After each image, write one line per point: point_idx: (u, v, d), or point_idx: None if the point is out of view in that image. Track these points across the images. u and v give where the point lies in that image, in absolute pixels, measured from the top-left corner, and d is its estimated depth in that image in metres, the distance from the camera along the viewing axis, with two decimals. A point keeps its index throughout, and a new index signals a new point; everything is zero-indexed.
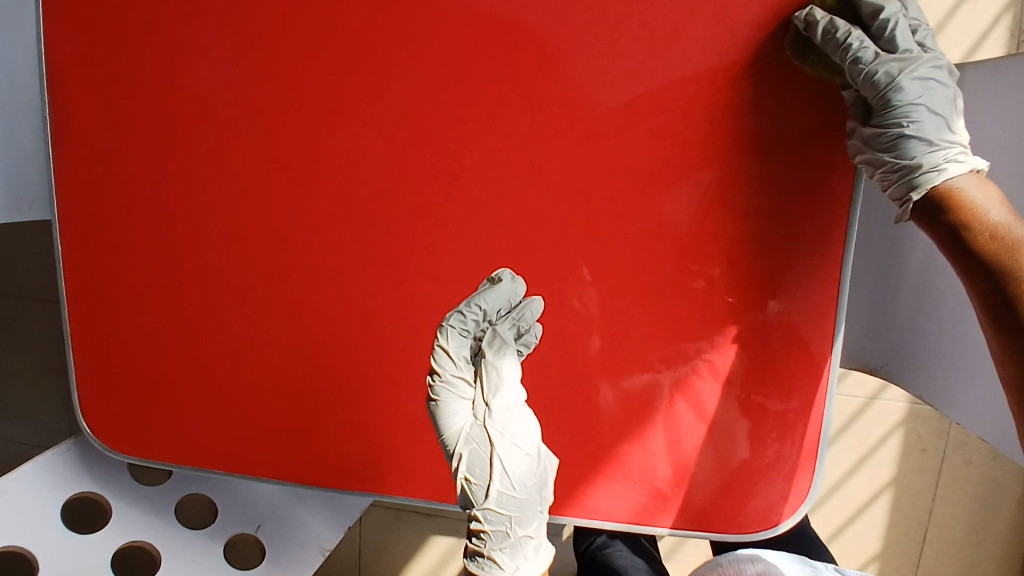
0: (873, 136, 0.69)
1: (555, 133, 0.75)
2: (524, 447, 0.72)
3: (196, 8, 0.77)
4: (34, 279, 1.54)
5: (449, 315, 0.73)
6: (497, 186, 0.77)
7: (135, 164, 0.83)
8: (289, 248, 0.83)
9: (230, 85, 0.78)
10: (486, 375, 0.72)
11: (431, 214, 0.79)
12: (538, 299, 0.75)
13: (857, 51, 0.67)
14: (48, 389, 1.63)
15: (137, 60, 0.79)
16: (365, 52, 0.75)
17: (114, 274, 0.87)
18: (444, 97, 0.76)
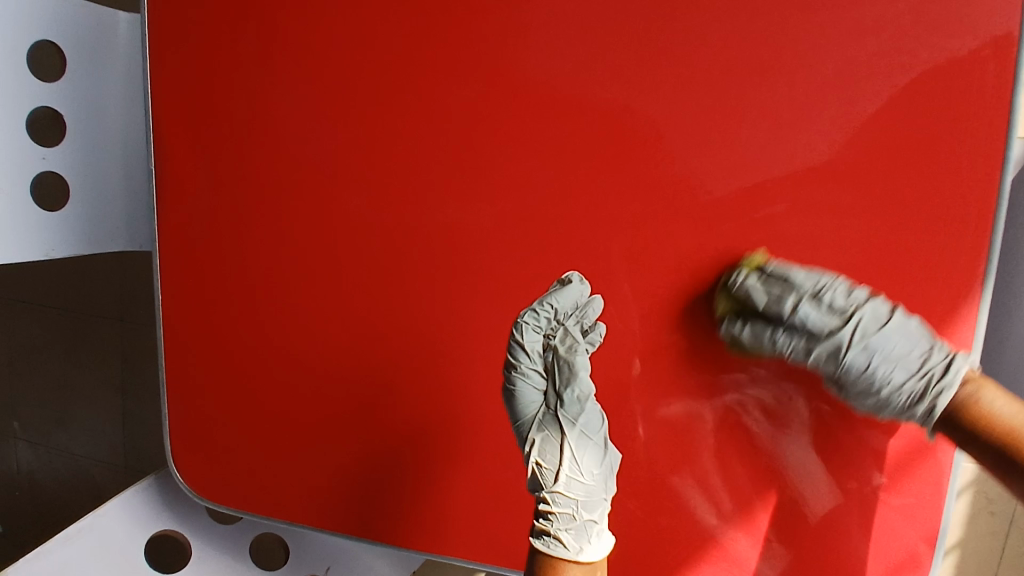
0: (824, 372, 0.74)
1: (658, 150, 0.74)
2: (592, 437, 0.76)
3: (293, 78, 0.84)
4: (102, 298, 1.72)
5: (523, 315, 0.76)
6: (598, 202, 0.77)
7: (237, 218, 0.90)
8: (391, 253, 0.85)
9: (325, 149, 0.85)
10: (559, 368, 0.76)
11: (531, 225, 0.80)
12: (601, 299, 0.78)
13: (783, 329, 0.73)
14: (112, 401, 1.79)
15: (241, 125, 0.88)
16: (469, 63, 0.78)
17: (212, 319, 0.94)
18: (545, 108, 0.76)
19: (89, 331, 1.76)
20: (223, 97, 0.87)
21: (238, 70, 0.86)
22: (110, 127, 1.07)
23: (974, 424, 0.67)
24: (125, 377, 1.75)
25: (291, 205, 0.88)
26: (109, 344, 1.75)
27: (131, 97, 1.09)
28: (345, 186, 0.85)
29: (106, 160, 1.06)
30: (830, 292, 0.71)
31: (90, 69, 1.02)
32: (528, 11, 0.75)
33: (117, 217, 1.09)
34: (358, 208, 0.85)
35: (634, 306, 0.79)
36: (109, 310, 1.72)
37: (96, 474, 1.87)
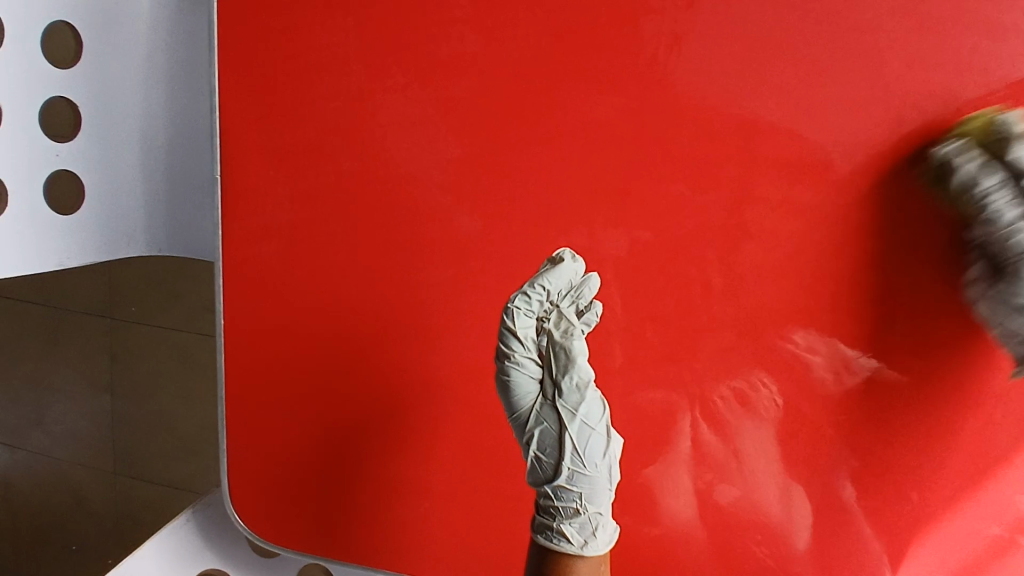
0: (988, 251, 0.59)
1: (915, 84, 0.60)
2: (592, 426, 0.64)
3: (402, 72, 0.66)
4: (87, 291, 1.54)
5: (512, 299, 0.64)
6: (826, 149, 0.62)
7: (316, 244, 0.72)
8: (544, 211, 0.67)
9: (438, 165, 0.67)
10: (554, 356, 0.64)
11: (738, 176, 0.64)
12: (599, 276, 0.65)
13: (1010, 190, 0.56)
14: (95, 407, 1.60)
15: (327, 129, 0.69)
16: (654, 36, 0.62)
17: (282, 361, 0.77)
18: (767, 37, 0.61)
19: (71, 324, 1.57)
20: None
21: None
22: (130, 102, 0.82)
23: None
24: (111, 380, 1.57)
25: (411, 140, 0.67)
26: (94, 341, 1.56)
27: (178, 76, 0.82)
28: (495, 115, 0.66)
29: (126, 140, 0.83)
30: None
31: (109, 27, 0.79)
32: (726, 12, 0.61)
33: (135, 215, 0.86)
34: (509, 145, 0.66)
35: (857, 284, 0.64)
36: (95, 304, 1.54)
37: (72, 474, 1.65)
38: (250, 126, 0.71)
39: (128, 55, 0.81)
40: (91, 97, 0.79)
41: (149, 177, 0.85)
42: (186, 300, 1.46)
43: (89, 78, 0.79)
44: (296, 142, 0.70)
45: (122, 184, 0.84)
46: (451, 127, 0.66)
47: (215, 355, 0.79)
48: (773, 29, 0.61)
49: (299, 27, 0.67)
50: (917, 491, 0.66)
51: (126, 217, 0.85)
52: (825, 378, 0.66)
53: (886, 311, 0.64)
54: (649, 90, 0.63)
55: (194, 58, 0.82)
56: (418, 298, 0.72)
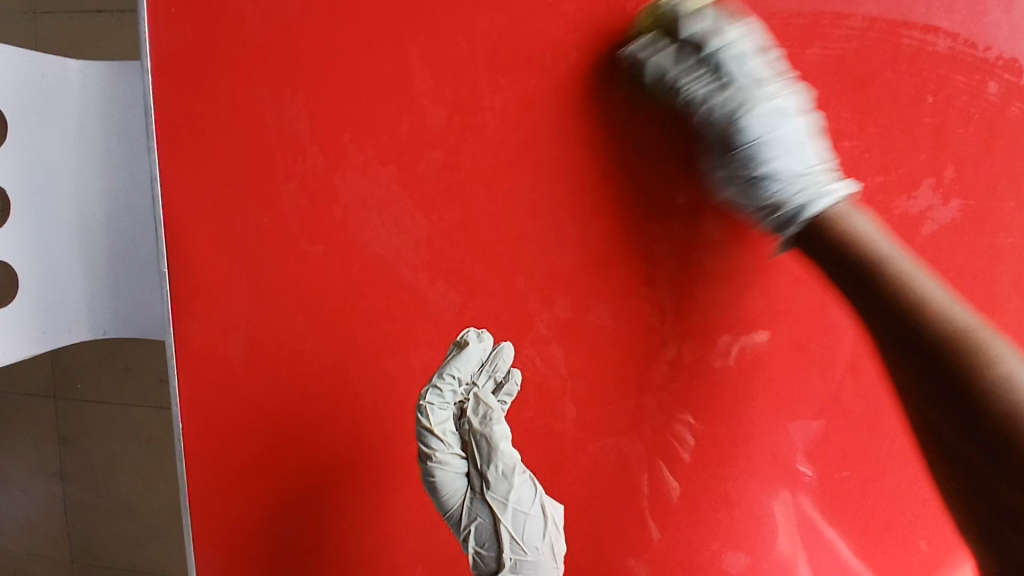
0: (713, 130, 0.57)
1: (892, 137, 0.59)
2: (798, 142, 0.56)
3: (363, 150, 0.62)
4: (28, 374, 1.43)
5: (424, 395, 0.60)
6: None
7: (280, 334, 0.67)
8: (526, 286, 0.63)
9: (409, 244, 0.63)
10: (476, 446, 0.60)
11: (724, 235, 0.61)
12: (510, 346, 0.62)
13: (691, 69, 0.56)
14: (44, 495, 1.48)
15: (285, 213, 0.64)
16: (625, 101, 0.60)
17: (247, 463, 0.70)
18: None
19: (13, 408, 1.45)
20: (277, 65, 0.62)
21: (297, 26, 0.61)
22: (65, 179, 0.75)
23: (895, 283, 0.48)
24: (60, 466, 1.46)
25: (378, 218, 0.63)
26: (41, 424, 1.45)
27: (116, 149, 0.76)
28: (465, 190, 0.62)
29: (64, 219, 0.76)
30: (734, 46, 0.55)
31: (36, 102, 0.72)
32: (697, 72, 0.59)
33: (77, 299, 0.78)
34: (484, 219, 0.62)
35: (854, 338, 0.62)
36: (38, 385, 1.43)
37: (29, 567, 1.53)
38: (199, 213, 0.65)
39: (58, 131, 0.74)
40: (17, 177, 0.72)
41: (92, 257, 0.78)
42: (137, 374, 1.38)
43: (18, 156, 0.72)
44: (252, 228, 0.65)
45: (62, 268, 0.76)
46: (421, 204, 0.63)
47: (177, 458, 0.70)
48: None
49: (251, 108, 0.63)
50: (926, 539, 0.65)
51: (68, 300, 0.77)
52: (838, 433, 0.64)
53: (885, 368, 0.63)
54: (624, 156, 0.61)
55: (127, 129, 0.75)
56: (397, 385, 0.66)
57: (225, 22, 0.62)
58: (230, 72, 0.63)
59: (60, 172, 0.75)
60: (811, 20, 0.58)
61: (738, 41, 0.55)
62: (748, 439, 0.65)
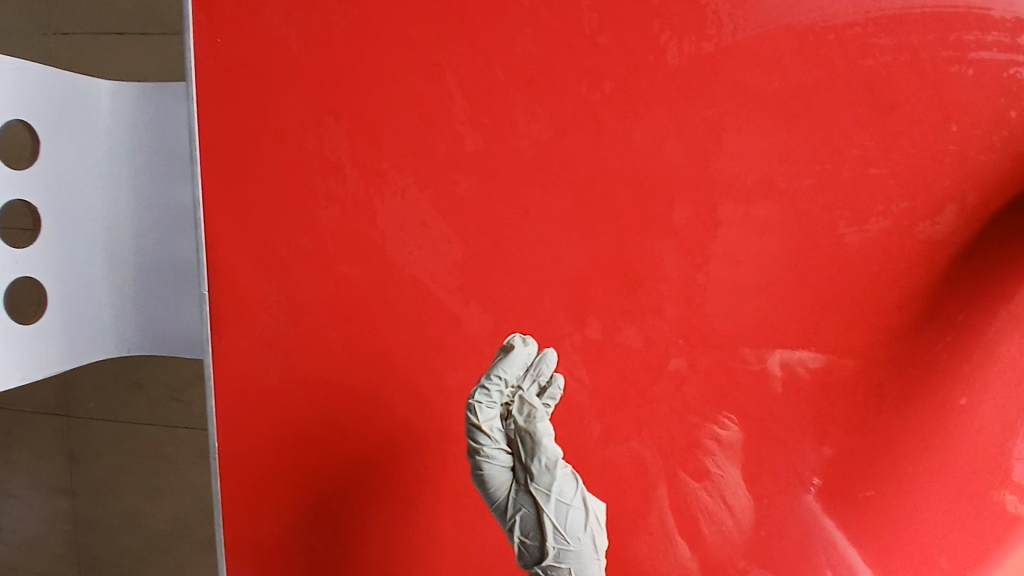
0: None
1: (918, 163, 0.61)
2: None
3: (400, 174, 0.64)
4: (43, 390, 1.44)
5: (472, 393, 0.60)
6: (835, 226, 0.62)
7: (315, 352, 0.68)
8: (558, 306, 0.65)
9: (443, 265, 0.65)
10: (521, 442, 0.60)
11: (751, 257, 0.63)
12: (554, 349, 0.62)
13: None
14: (54, 512, 1.48)
15: (322, 234, 0.66)
16: (656, 128, 0.62)
17: (280, 479, 0.71)
18: (768, 123, 0.61)
19: (23, 426, 1.45)
20: (319, 92, 0.64)
21: (340, 54, 0.63)
22: (95, 197, 0.77)
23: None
24: (72, 483, 1.46)
25: (414, 239, 0.65)
26: (52, 441, 1.45)
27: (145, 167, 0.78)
28: (499, 213, 0.64)
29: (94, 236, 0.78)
30: None
31: (67, 123, 0.74)
32: (727, 101, 0.61)
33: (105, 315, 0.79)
34: (518, 242, 0.64)
35: (879, 358, 0.63)
36: (51, 402, 1.44)
37: None
38: (238, 233, 0.67)
39: (90, 151, 0.76)
40: (50, 197, 0.73)
41: (123, 273, 0.80)
42: (151, 390, 1.39)
43: (52, 177, 0.73)
44: (289, 248, 0.66)
45: (92, 285, 0.78)
46: (457, 227, 0.64)
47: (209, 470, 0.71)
48: (774, 112, 0.61)
49: (291, 132, 0.65)
50: (946, 556, 0.66)
51: (93, 317, 0.78)
52: (860, 451, 0.65)
53: (908, 386, 0.64)
54: (655, 181, 0.62)
55: (160, 148, 0.78)
56: (429, 403, 0.68)
57: (269, 49, 0.64)
58: (272, 97, 0.64)
59: (90, 193, 0.77)
60: (837, 51, 0.61)
61: None
62: (773, 456, 0.66)
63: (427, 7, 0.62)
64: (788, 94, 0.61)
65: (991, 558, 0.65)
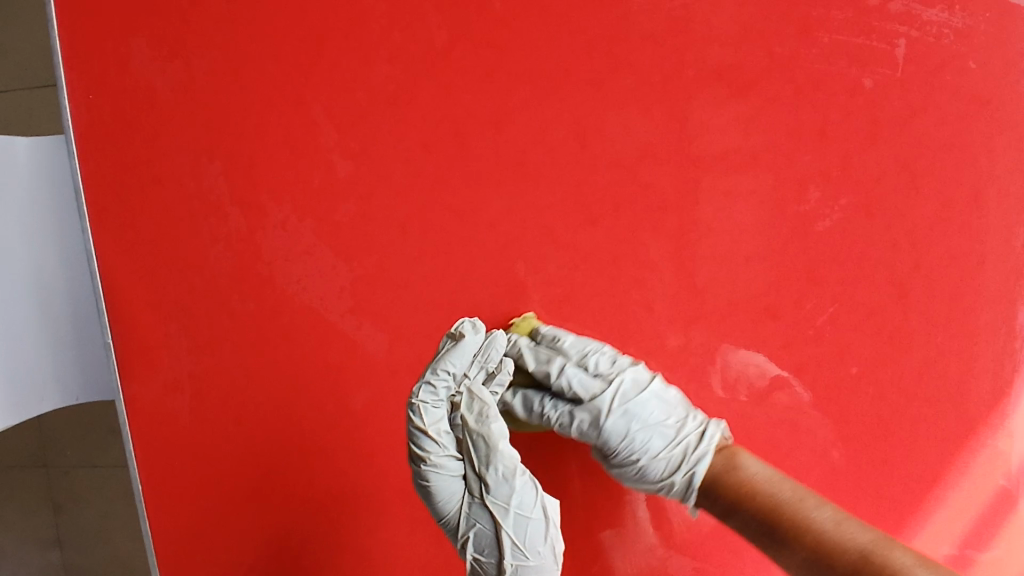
0: (467, 464, 0.60)
1: (778, 142, 0.62)
2: (648, 424, 0.60)
3: (281, 207, 0.65)
4: (18, 444, 1.43)
5: (419, 394, 0.59)
6: (709, 211, 0.64)
7: (223, 388, 0.69)
8: (450, 320, 0.66)
9: (334, 290, 0.66)
10: (473, 448, 0.60)
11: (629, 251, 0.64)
12: (502, 334, 0.62)
13: (443, 454, 0.60)
14: (43, 563, 1.48)
15: (215, 273, 0.67)
16: (520, 136, 0.63)
17: (207, 515, 0.72)
18: (629, 119, 0.62)
19: (5, 480, 1.45)
20: (193, 135, 0.65)
21: (206, 96, 0.64)
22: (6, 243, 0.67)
23: (749, 497, 0.56)
24: (58, 532, 1.46)
25: (302, 269, 0.66)
26: (34, 494, 1.45)
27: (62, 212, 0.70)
28: (380, 234, 0.65)
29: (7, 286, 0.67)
30: (489, 419, 0.60)
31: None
32: (586, 102, 0.62)
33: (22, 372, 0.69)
34: (403, 260, 0.65)
35: (764, 335, 0.65)
36: (28, 457, 1.43)
37: None
38: (135, 280, 0.68)
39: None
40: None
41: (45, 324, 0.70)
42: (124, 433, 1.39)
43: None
44: (185, 290, 0.68)
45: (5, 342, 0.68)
46: (341, 251, 0.65)
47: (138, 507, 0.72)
48: (633, 107, 0.62)
49: (170, 176, 0.66)
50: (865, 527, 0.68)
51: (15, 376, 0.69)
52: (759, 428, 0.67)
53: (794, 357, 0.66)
54: (527, 187, 0.64)
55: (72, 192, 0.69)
56: (340, 426, 0.69)
57: (140, 98, 0.65)
58: (149, 144, 0.66)
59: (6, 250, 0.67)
60: (688, 38, 0.61)
61: (498, 451, 0.59)
62: None
63: (282, 40, 0.63)
64: (644, 87, 0.62)
65: (902, 514, 0.68)
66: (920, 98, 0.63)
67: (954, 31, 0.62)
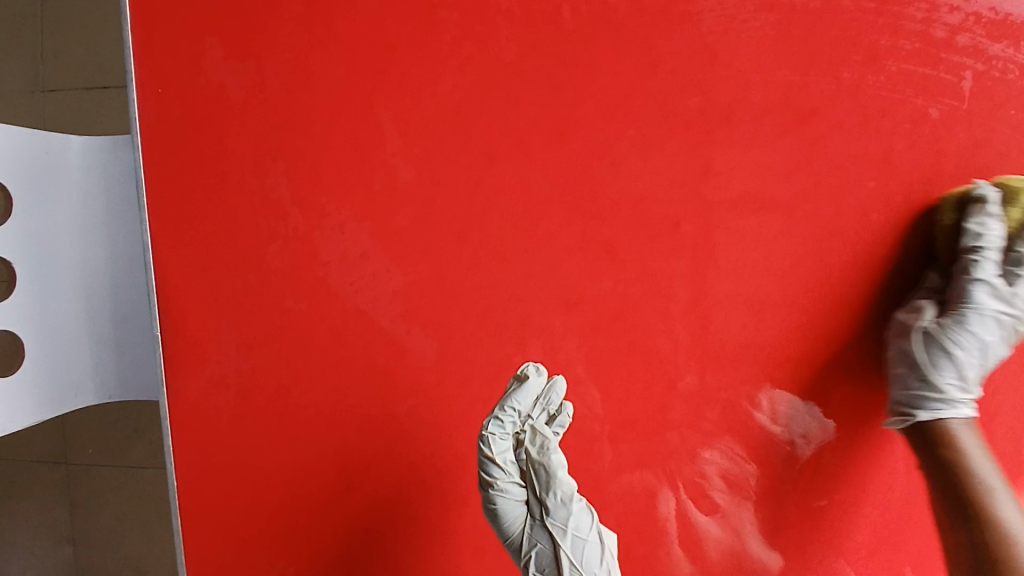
0: (530, 490, 0.63)
1: (841, 168, 0.63)
2: (987, 360, 0.61)
3: (340, 210, 0.66)
4: (39, 439, 1.43)
5: (485, 425, 0.62)
6: (769, 233, 0.63)
7: (269, 389, 0.69)
8: (502, 331, 0.66)
9: (387, 295, 0.66)
10: (535, 475, 0.62)
11: (685, 270, 0.64)
12: (564, 377, 0.63)
13: (508, 481, 0.63)
14: (55, 561, 1.47)
15: (270, 272, 0.67)
16: (583, 150, 0.63)
17: (243, 516, 0.71)
18: (692, 139, 0.63)
19: (23, 475, 1.45)
20: (258, 136, 0.66)
21: (276, 97, 0.65)
22: (65, 240, 0.73)
23: (964, 468, 0.59)
24: (73, 530, 1.45)
25: (357, 272, 0.66)
26: (51, 490, 1.44)
27: (119, 213, 0.75)
28: (437, 242, 0.65)
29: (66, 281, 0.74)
30: (551, 453, 0.62)
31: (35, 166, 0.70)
32: (651, 120, 0.62)
33: (78, 364, 0.75)
34: (460, 268, 0.65)
35: (818, 363, 0.65)
36: (48, 451, 1.43)
37: None
38: (190, 276, 0.69)
39: (56, 192, 0.72)
40: (22, 255, 0.71)
41: (99, 318, 0.76)
42: (146, 433, 1.39)
43: (20, 236, 0.71)
44: (239, 287, 0.68)
45: (63, 335, 0.74)
46: (398, 256, 0.66)
47: (170, 516, 0.71)
48: (696, 128, 0.62)
49: (233, 175, 0.67)
50: (912, 565, 0.67)
51: (72, 365, 0.75)
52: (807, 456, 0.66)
53: (848, 386, 0.65)
54: (586, 201, 0.64)
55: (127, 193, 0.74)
56: (383, 432, 0.69)
57: (209, 97, 0.66)
58: (214, 143, 0.67)
59: (63, 247, 0.73)
60: (755, 61, 0.62)
61: (558, 480, 0.61)
62: (723, 463, 0.67)
63: (354, 46, 0.64)
64: (709, 108, 0.62)
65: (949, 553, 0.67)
66: (986, 131, 0.62)
67: (1019, 66, 0.62)
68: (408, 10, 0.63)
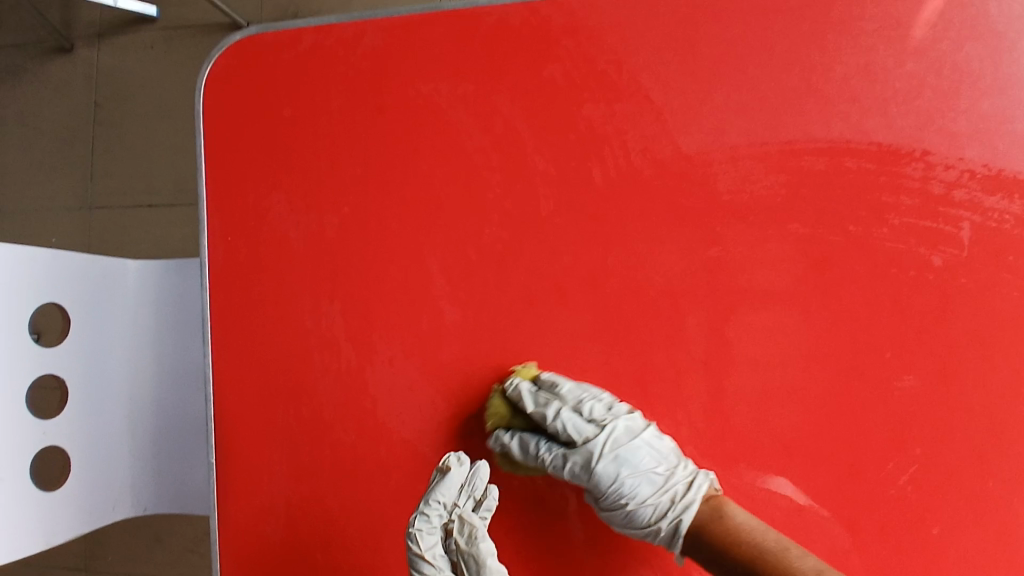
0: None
1: (852, 311, 0.68)
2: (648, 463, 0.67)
3: (390, 347, 0.71)
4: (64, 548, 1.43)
5: (412, 522, 0.67)
6: (789, 371, 0.68)
7: (316, 516, 0.72)
8: (540, 462, 0.69)
9: (431, 426, 0.71)
10: (466, 564, 0.67)
11: (713, 405, 0.68)
12: (485, 464, 0.68)
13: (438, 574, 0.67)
14: None
15: (323, 404, 0.72)
16: (614, 294, 0.69)
17: None
18: (715, 285, 0.68)
19: None
20: (317, 280, 0.72)
21: (333, 246, 0.72)
22: (117, 361, 0.85)
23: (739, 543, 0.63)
24: None
25: (404, 404, 0.71)
26: None
27: (168, 336, 0.87)
28: (479, 377, 0.70)
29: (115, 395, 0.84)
30: (479, 540, 0.67)
31: (97, 296, 0.82)
32: (676, 268, 0.68)
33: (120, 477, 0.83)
34: (501, 402, 0.70)
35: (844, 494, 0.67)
36: (73, 559, 1.43)
37: None
38: (247, 406, 0.74)
39: (113, 321, 0.84)
40: (76, 371, 0.80)
41: (141, 429, 0.86)
42: (170, 541, 1.40)
43: (75, 353, 0.80)
44: (292, 418, 0.73)
45: (109, 448, 0.83)
46: (443, 390, 0.71)
47: None
48: (719, 275, 0.68)
49: (292, 315, 0.73)
50: None
51: (112, 479, 0.82)
52: None
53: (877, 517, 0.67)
54: (618, 341, 0.69)
55: (179, 317, 0.86)
56: None
57: (273, 246, 0.73)
58: (277, 286, 0.73)
59: (116, 366, 0.85)
60: (769, 215, 0.68)
61: (488, 567, 0.66)
62: None
63: (405, 202, 0.71)
64: (729, 258, 0.68)
65: None
66: (988, 275, 0.67)
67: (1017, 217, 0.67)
68: (453, 172, 0.70)
